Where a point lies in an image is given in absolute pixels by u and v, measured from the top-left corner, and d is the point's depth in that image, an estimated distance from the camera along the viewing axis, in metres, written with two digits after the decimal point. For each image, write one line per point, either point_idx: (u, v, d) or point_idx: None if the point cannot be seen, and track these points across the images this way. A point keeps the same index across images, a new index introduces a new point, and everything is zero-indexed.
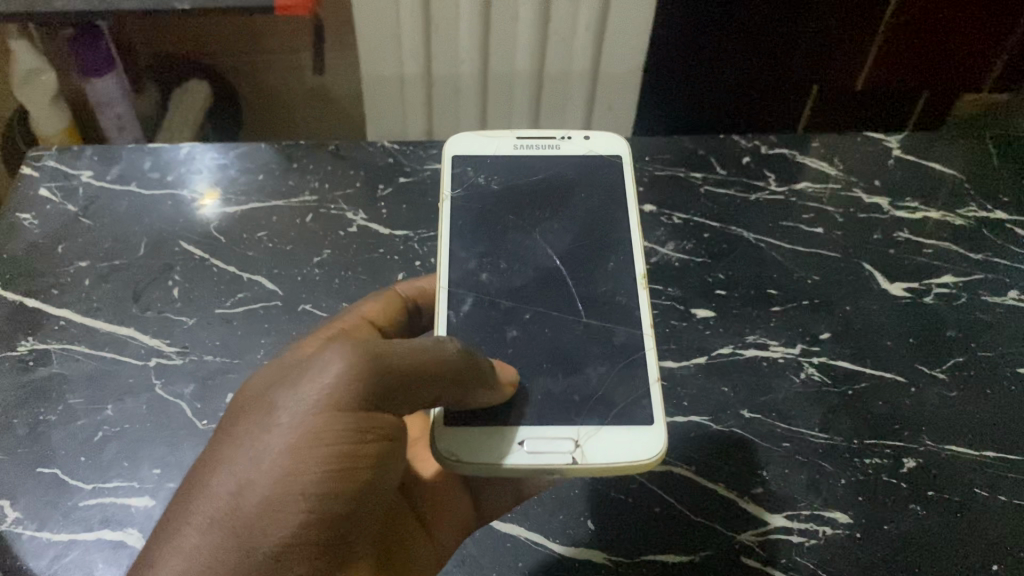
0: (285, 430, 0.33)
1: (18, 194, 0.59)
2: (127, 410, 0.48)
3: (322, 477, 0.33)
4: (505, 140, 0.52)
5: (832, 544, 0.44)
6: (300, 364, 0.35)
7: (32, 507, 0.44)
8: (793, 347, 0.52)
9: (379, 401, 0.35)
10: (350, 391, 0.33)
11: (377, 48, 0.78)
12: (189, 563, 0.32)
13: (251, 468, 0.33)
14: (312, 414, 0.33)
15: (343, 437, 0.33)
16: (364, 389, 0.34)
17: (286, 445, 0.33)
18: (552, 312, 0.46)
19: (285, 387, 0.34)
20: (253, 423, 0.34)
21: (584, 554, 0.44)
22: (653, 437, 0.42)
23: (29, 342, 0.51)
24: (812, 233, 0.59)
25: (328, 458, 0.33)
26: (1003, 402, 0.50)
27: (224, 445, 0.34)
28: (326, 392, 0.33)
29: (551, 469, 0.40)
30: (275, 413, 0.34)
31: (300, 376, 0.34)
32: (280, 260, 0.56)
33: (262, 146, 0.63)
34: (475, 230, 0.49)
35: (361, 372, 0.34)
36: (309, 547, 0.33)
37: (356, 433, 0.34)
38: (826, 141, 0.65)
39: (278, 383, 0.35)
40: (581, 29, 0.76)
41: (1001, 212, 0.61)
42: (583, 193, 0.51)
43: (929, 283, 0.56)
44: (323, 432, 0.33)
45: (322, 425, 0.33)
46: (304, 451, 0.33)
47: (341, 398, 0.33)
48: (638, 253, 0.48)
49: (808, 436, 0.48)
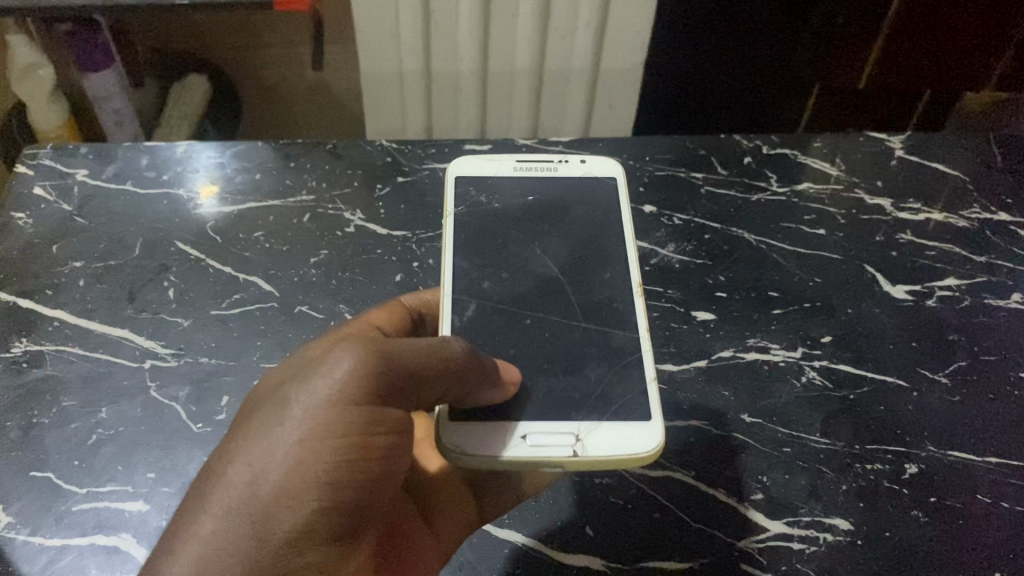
0: (296, 424, 0.33)
1: (13, 193, 0.58)
2: (122, 413, 0.47)
3: (333, 468, 0.33)
4: (505, 161, 0.52)
5: (833, 551, 0.44)
6: (312, 359, 0.35)
7: (25, 511, 0.44)
8: (794, 350, 0.52)
9: (388, 397, 0.35)
10: (361, 387, 0.34)
11: (378, 46, 0.77)
12: (207, 549, 0.32)
13: (265, 458, 0.33)
14: (324, 408, 0.33)
15: (354, 430, 0.34)
16: (373, 385, 0.34)
17: (298, 438, 0.33)
18: (552, 316, 0.46)
19: (297, 381, 0.34)
20: (266, 415, 0.34)
21: (581, 561, 0.43)
22: (650, 433, 0.41)
23: (24, 343, 0.51)
24: (815, 234, 0.58)
25: (339, 450, 0.33)
26: (1006, 408, 0.50)
27: (237, 436, 0.34)
28: (338, 388, 0.33)
29: (553, 463, 0.40)
30: (289, 407, 0.34)
31: (310, 372, 0.34)
32: (276, 261, 0.55)
33: (259, 145, 0.62)
34: (477, 243, 0.48)
35: (370, 369, 0.34)
36: (320, 535, 0.34)
37: (365, 427, 0.34)
38: (828, 141, 0.65)
39: (291, 376, 0.35)
40: (581, 28, 0.76)
41: (1003, 214, 0.60)
42: (580, 211, 0.51)
43: (932, 286, 0.56)
44: (334, 425, 0.33)
45: (333, 419, 0.33)
46: (317, 443, 0.33)
47: (351, 393, 0.34)
48: (632, 270, 0.48)
49: (809, 442, 0.48)
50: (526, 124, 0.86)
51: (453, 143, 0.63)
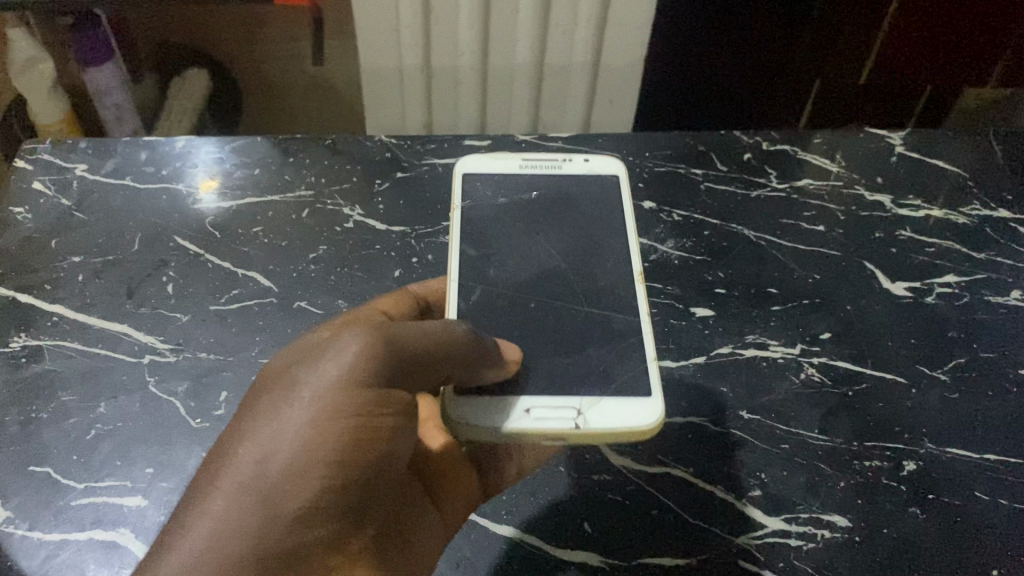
0: (306, 403, 0.34)
1: (12, 188, 0.58)
2: (121, 408, 0.47)
3: (342, 446, 0.34)
4: (511, 160, 0.51)
5: (832, 548, 0.44)
6: (319, 346, 0.36)
7: (24, 506, 0.44)
8: (793, 346, 0.52)
9: (395, 378, 0.36)
10: (369, 367, 0.35)
11: (378, 41, 0.77)
12: (218, 525, 0.32)
13: (275, 437, 0.33)
14: (333, 388, 0.34)
15: (362, 409, 0.34)
16: (382, 365, 0.35)
17: (306, 416, 0.33)
18: (552, 309, 0.46)
19: (306, 365, 0.35)
20: (274, 399, 0.34)
21: (580, 556, 0.43)
22: (651, 406, 0.41)
23: (23, 338, 0.51)
24: (814, 231, 0.58)
25: (348, 428, 0.34)
26: (1004, 405, 0.50)
27: (245, 421, 0.34)
28: (345, 370, 0.34)
29: (556, 435, 0.40)
30: (297, 389, 0.34)
31: (319, 357, 0.35)
32: (275, 257, 0.55)
33: (258, 140, 0.62)
34: (477, 239, 0.48)
35: (378, 348, 0.35)
36: (331, 513, 0.33)
37: (374, 406, 0.34)
38: (828, 137, 0.64)
39: (299, 362, 0.36)
40: (581, 23, 0.76)
41: (1004, 211, 0.60)
42: (584, 209, 0.50)
43: (931, 283, 0.56)
44: (342, 404, 0.34)
45: (342, 398, 0.34)
46: (325, 421, 0.33)
47: (360, 371, 0.34)
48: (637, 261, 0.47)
49: (807, 438, 0.48)
50: (525, 120, 0.86)
51: (453, 139, 0.63)
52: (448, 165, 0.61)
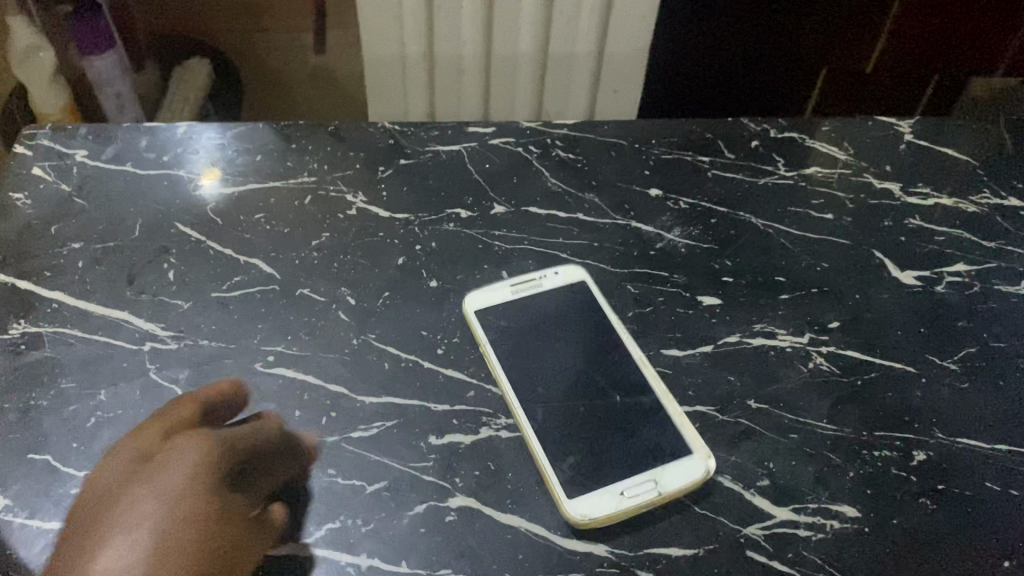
0: (151, 518, 0.41)
1: (11, 173, 0.58)
2: (121, 396, 0.47)
3: (173, 555, 0.40)
4: None
5: (840, 539, 0.43)
6: (161, 461, 0.44)
7: (23, 494, 0.43)
8: (802, 335, 0.51)
9: (213, 489, 0.43)
10: (191, 484, 0.43)
11: (380, 29, 0.77)
12: None
13: (109, 558, 0.40)
14: (168, 508, 0.42)
15: (184, 523, 0.41)
16: (208, 480, 0.43)
17: (149, 535, 0.41)
18: (558, 367, 0.48)
19: (147, 484, 0.43)
20: (115, 521, 0.41)
21: (586, 547, 0.42)
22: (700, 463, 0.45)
23: (22, 325, 0.50)
24: (822, 219, 0.58)
25: (180, 541, 0.41)
26: (1015, 395, 0.49)
27: (96, 537, 0.41)
28: (184, 491, 0.42)
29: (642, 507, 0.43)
30: (129, 511, 0.42)
31: (156, 476, 0.43)
32: (277, 244, 0.55)
33: (261, 126, 0.61)
34: None
35: (205, 469, 0.43)
36: None
37: (200, 519, 0.41)
38: (836, 125, 0.64)
39: (145, 479, 0.43)
40: (585, 13, 0.75)
41: (1013, 199, 0.60)
42: None
43: (941, 272, 0.55)
44: (183, 514, 0.42)
45: (177, 515, 0.41)
46: (162, 532, 0.41)
47: (196, 479, 0.43)
48: (646, 366, 0.49)
49: (815, 428, 0.47)
50: (529, 109, 0.85)
51: (456, 126, 0.62)
52: (452, 153, 0.61)
